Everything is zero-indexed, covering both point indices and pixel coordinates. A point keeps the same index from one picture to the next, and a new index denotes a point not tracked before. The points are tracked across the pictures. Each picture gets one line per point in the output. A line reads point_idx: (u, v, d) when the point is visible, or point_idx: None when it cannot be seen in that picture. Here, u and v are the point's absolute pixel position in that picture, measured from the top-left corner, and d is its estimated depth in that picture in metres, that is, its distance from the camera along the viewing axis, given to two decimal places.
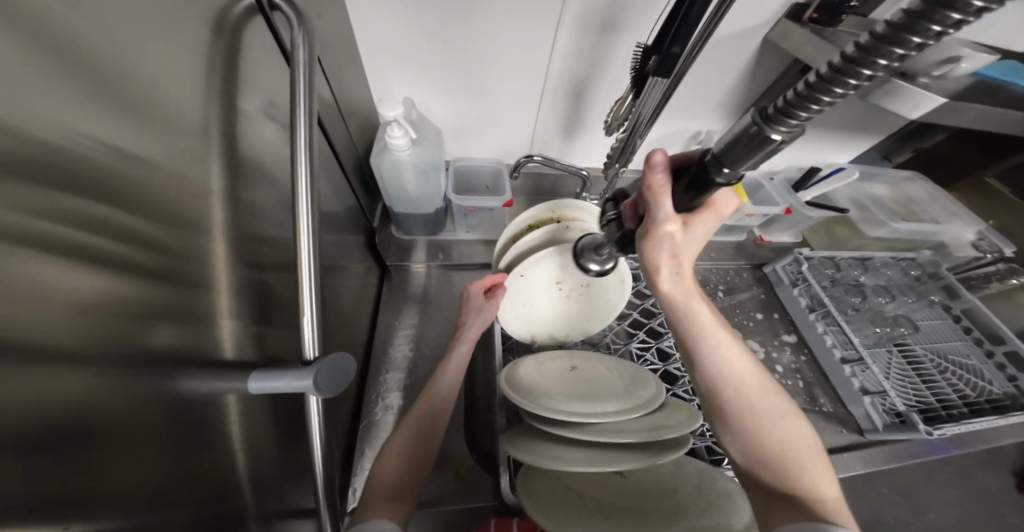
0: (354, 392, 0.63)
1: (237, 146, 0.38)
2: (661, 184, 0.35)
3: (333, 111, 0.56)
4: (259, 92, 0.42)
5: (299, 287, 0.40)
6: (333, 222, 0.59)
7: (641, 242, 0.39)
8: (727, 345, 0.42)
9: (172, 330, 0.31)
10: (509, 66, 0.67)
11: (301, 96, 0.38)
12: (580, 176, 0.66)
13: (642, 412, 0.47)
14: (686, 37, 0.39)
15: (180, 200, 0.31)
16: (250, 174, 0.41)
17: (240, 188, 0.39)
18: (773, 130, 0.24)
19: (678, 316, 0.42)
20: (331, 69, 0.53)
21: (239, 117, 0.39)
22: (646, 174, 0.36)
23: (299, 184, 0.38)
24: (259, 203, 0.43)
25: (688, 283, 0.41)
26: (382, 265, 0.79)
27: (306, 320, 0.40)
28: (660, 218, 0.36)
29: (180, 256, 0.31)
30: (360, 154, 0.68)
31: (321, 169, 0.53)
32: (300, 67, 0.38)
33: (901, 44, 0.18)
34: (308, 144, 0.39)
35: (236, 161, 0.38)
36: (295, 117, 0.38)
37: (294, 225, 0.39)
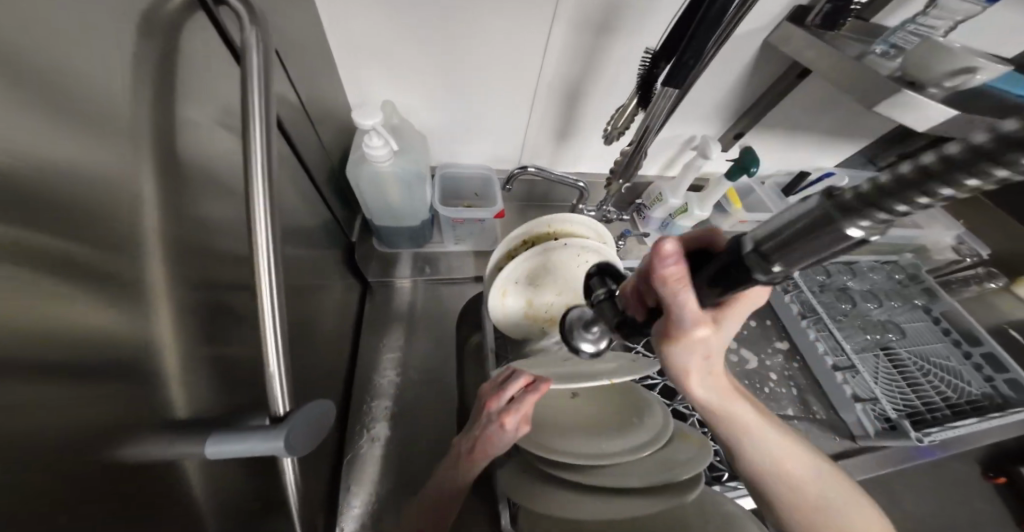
0: (336, 426, 0.57)
1: (186, 159, 0.32)
2: (679, 281, 0.25)
3: (301, 118, 0.49)
4: (210, 97, 0.35)
5: (261, 318, 0.33)
6: (306, 241, 0.53)
7: (668, 345, 0.31)
8: (770, 438, 0.39)
9: (110, 386, 0.25)
10: (498, 66, 0.61)
11: (257, 96, 0.32)
12: (577, 188, 0.61)
13: (654, 446, 0.44)
14: (704, 47, 0.35)
15: (113, 226, 0.25)
16: (203, 192, 0.34)
17: (192, 209, 0.33)
18: (851, 225, 0.15)
19: (713, 416, 0.39)
20: (297, 68, 0.46)
21: (184, 121, 0.32)
22: (655, 271, 0.25)
23: (257, 195, 0.32)
24: (217, 226, 0.36)
25: (722, 386, 0.36)
26: (363, 282, 0.73)
27: (270, 356, 0.34)
28: (685, 326, 0.27)
29: (116, 297, 0.25)
30: (335, 163, 0.62)
31: (288, 182, 0.47)
32: (254, 69, 0.32)
33: (984, 175, 0.11)
34: (267, 149, 0.33)
35: (184, 178, 0.32)
36: (251, 120, 0.32)
37: (251, 244, 0.33)
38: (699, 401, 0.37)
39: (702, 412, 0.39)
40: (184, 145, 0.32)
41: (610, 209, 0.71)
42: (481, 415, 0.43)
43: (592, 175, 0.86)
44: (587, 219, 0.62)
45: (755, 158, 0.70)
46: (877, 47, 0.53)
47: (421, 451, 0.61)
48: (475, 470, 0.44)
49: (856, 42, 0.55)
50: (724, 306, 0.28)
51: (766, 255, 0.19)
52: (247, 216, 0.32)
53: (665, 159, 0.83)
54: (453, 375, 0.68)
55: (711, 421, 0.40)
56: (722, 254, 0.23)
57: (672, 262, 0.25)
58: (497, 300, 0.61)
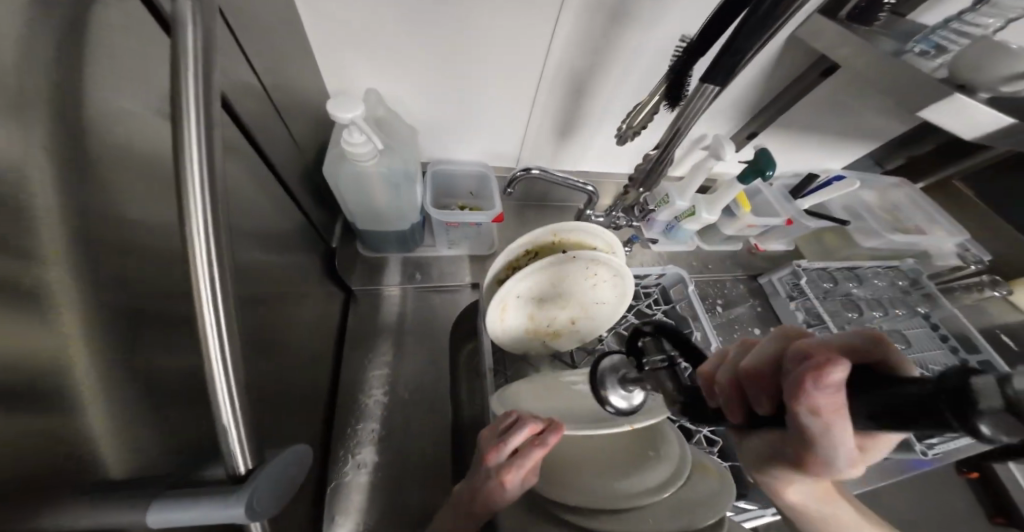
0: (316, 456, 0.52)
1: (105, 162, 0.25)
2: (835, 415, 0.19)
3: (265, 109, 0.42)
4: (141, 83, 0.28)
5: (206, 367, 0.25)
6: (276, 252, 0.46)
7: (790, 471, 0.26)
8: None
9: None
10: (498, 53, 0.55)
11: (193, 75, 0.24)
12: (586, 192, 0.56)
13: (675, 484, 0.40)
14: (760, 39, 0.30)
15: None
16: (131, 203, 0.27)
17: (116, 225, 0.26)
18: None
19: (801, 522, 0.32)
20: (260, 48, 0.39)
21: (99, 106, 0.24)
22: (807, 394, 0.20)
23: (196, 203, 0.24)
24: (155, 243, 0.29)
25: (822, 494, 0.31)
26: (346, 290, 0.66)
27: (224, 418, 0.26)
28: (838, 466, 0.22)
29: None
30: (309, 161, 0.54)
31: (250, 185, 0.40)
32: (190, 43, 0.25)
33: None
34: (207, 142, 0.25)
35: (101, 187, 0.24)
36: (183, 105, 0.24)
37: (188, 269, 0.24)
38: (794, 509, 0.32)
39: (789, 514, 0.33)
40: (99, 143, 0.24)
41: (619, 215, 0.65)
42: (480, 473, 0.38)
43: (595, 175, 0.80)
44: (596, 227, 0.56)
45: (770, 160, 0.64)
46: (916, 46, 0.49)
47: (411, 479, 0.55)
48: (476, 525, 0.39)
49: (889, 39, 0.50)
50: (879, 444, 0.22)
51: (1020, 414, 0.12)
52: (181, 232, 0.24)
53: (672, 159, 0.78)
54: (446, 393, 0.63)
55: (791, 519, 0.33)
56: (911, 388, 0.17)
57: (826, 388, 0.19)
58: (495, 316, 0.54)
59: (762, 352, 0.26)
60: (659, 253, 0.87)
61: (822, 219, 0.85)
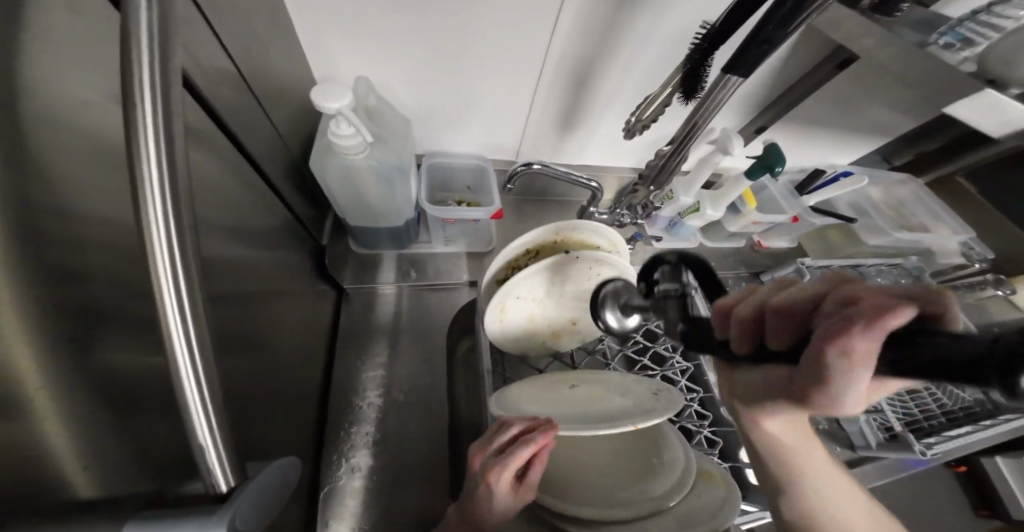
0: (308, 463, 0.50)
1: (51, 160, 0.22)
2: (866, 367, 0.15)
3: (240, 95, 0.38)
4: (89, 69, 0.25)
5: (178, 388, 0.23)
6: (259, 249, 0.43)
7: None
8: (844, 493, 0.33)
9: None
10: (496, 38, 0.51)
11: (145, 57, 0.21)
12: (588, 189, 0.54)
13: (681, 493, 0.39)
14: (796, 24, 0.27)
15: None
16: (84, 204, 0.24)
17: (67, 231, 0.23)
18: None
19: (772, 460, 0.33)
20: (231, 28, 0.35)
21: (42, 94, 0.21)
22: (850, 341, 0.15)
23: (154, 205, 0.21)
24: (116, 248, 0.27)
25: (797, 430, 0.31)
26: (338, 288, 0.64)
27: (201, 443, 0.23)
28: (844, 412, 0.18)
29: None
30: (297, 153, 0.51)
31: (225, 179, 0.36)
32: (141, 20, 0.21)
33: None
34: (165, 138, 0.22)
35: (42, 187, 0.21)
36: (134, 94, 0.21)
37: (151, 278, 0.21)
38: (767, 440, 0.32)
39: (764, 451, 0.33)
40: (42, 137, 0.21)
41: (623, 213, 0.63)
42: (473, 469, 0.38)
43: (598, 169, 0.77)
44: (599, 225, 0.54)
45: (781, 155, 0.62)
46: (941, 39, 0.45)
47: (407, 483, 0.54)
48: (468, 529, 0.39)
49: (914, 28, 0.46)
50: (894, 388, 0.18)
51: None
52: (140, 238, 0.21)
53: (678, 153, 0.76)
54: (443, 395, 0.61)
55: (764, 457, 0.33)
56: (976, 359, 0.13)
57: (873, 337, 0.15)
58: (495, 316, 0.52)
59: (800, 290, 0.20)
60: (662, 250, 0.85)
61: (827, 216, 0.83)
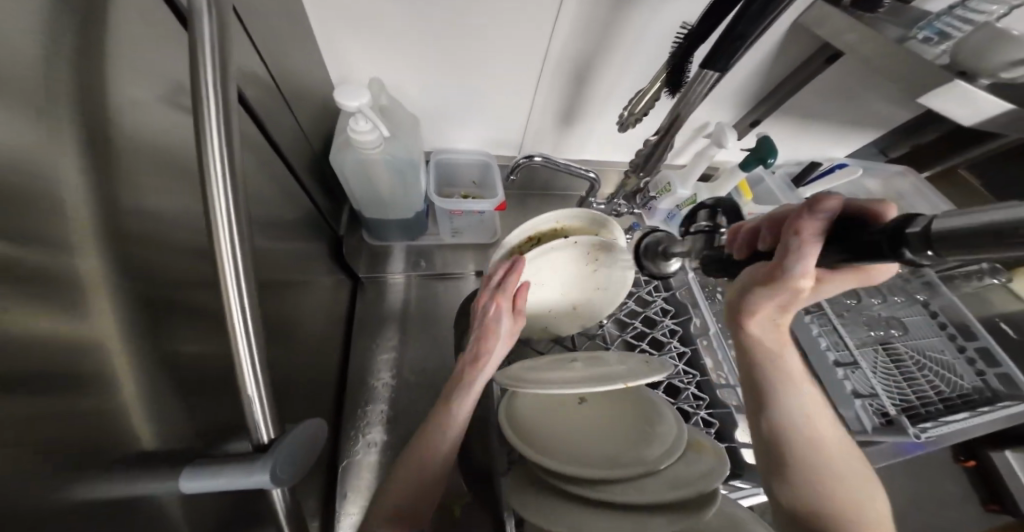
0: (327, 436, 0.54)
1: (129, 148, 0.26)
2: (812, 235, 0.26)
3: (272, 98, 0.43)
4: (155, 72, 0.29)
5: (230, 335, 0.28)
6: (283, 235, 0.47)
7: (757, 287, 0.33)
8: (813, 401, 0.39)
9: (62, 430, 0.21)
10: (499, 40, 0.55)
11: (210, 66, 0.26)
12: (587, 180, 0.57)
13: (672, 458, 0.42)
14: (762, 25, 0.30)
15: (25, 235, 0.19)
16: (154, 186, 0.29)
17: (141, 207, 0.27)
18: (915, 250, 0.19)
19: (755, 359, 0.40)
20: (264, 36, 0.39)
21: (127, 99, 0.26)
22: (798, 218, 0.26)
23: (218, 189, 0.26)
24: (177, 225, 0.31)
25: (779, 332, 0.38)
26: (352, 277, 0.68)
27: (244, 376, 0.29)
28: (796, 279, 0.28)
29: (37, 325, 0.20)
30: (316, 150, 0.56)
31: (258, 171, 0.40)
32: (205, 35, 0.26)
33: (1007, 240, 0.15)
34: (223, 131, 0.26)
35: (122, 170, 0.25)
36: (202, 97, 0.26)
37: (213, 247, 0.27)
38: (752, 338, 0.39)
39: (738, 345, 0.40)
40: (123, 129, 0.26)
41: (620, 203, 0.66)
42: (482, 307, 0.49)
43: (597, 164, 0.81)
44: (598, 214, 0.58)
45: (773, 147, 0.65)
46: (919, 33, 0.47)
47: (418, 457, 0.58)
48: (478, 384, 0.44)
49: (896, 24, 0.49)
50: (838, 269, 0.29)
51: (931, 240, 0.18)
52: (205, 212, 0.27)
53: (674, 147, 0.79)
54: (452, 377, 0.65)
55: (749, 357, 0.40)
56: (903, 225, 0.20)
57: (821, 216, 0.25)
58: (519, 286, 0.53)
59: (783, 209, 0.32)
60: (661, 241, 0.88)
61: None
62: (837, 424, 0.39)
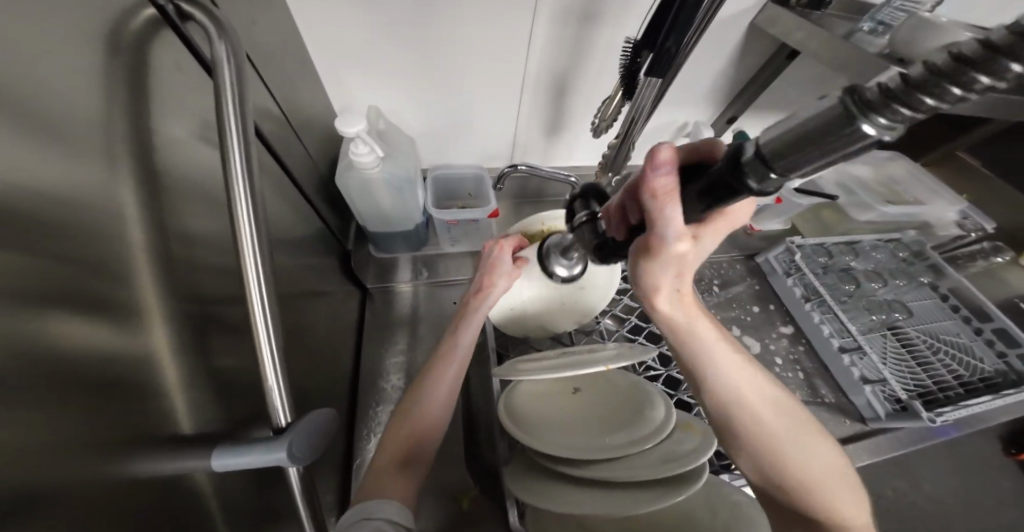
0: (342, 433, 0.58)
1: (169, 175, 0.32)
2: (668, 190, 0.25)
3: (283, 128, 0.49)
4: (187, 111, 0.35)
5: (252, 333, 0.33)
6: (298, 249, 0.53)
7: (643, 262, 0.30)
8: (734, 363, 0.39)
9: (115, 409, 0.25)
10: (479, 65, 0.61)
11: (231, 107, 0.32)
12: (568, 184, 0.62)
13: (661, 436, 0.44)
14: (685, 33, 0.34)
15: (93, 243, 0.25)
16: (190, 203, 0.34)
17: (179, 222, 0.33)
18: (868, 123, 0.14)
19: (678, 335, 0.38)
20: (273, 77, 0.46)
21: (168, 142, 0.32)
22: (648, 177, 0.25)
23: (241, 203, 0.32)
24: (209, 238, 0.37)
25: (688, 307, 0.36)
26: (362, 288, 0.74)
27: (266, 362, 0.34)
28: (669, 243, 0.27)
29: (100, 314, 0.25)
30: (324, 173, 0.63)
31: (274, 192, 0.47)
32: (228, 84, 0.32)
33: (946, 91, 0.12)
34: (242, 161, 0.32)
35: (164, 195, 0.31)
36: (226, 131, 0.32)
37: (240, 258, 0.33)
38: (665, 317, 0.36)
39: (667, 330, 0.39)
40: (164, 159, 0.31)
41: None
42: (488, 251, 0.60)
43: (585, 169, 0.85)
44: None
45: None
46: (864, 26, 0.52)
47: None
48: (484, 306, 0.55)
49: (844, 21, 0.53)
50: (706, 219, 0.27)
51: (766, 159, 0.18)
52: (230, 220, 0.32)
53: (659, 147, 0.83)
54: None
55: (670, 335, 0.39)
56: (742, 158, 0.20)
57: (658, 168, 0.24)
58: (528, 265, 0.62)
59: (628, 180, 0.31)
60: None
61: (813, 196, 0.86)
62: (779, 408, 0.38)
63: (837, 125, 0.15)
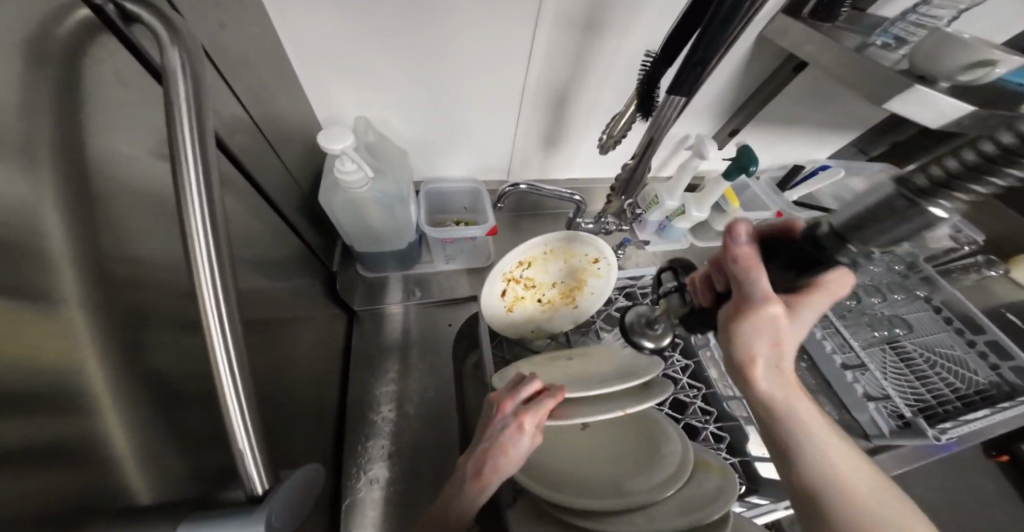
0: (329, 474, 0.53)
1: (111, 208, 0.26)
2: (751, 257, 0.32)
3: (258, 143, 0.44)
4: (136, 129, 0.29)
5: (218, 386, 0.28)
6: (277, 275, 0.48)
7: (734, 324, 0.34)
8: (838, 451, 0.35)
9: (52, 494, 0.21)
10: (475, 74, 0.57)
11: (188, 126, 0.27)
12: (573, 202, 0.58)
13: (680, 481, 0.41)
14: (717, 50, 0.31)
15: (10, 299, 0.19)
16: (139, 238, 0.29)
17: (129, 263, 0.27)
18: (932, 202, 0.23)
19: (773, 414, 0.37)
20: (246, 86, 0.41)
21: (115, 163, 0.27)
22: (729, 245, 0.33)
23: (200, 241, 0.27)
24: (167, 276, 0.31)
25: (787, 380, 0.36)
26: (349, 311, 0.68)
27: (236, 425, 0.29)
28: (757, 296, 0.32)
29: (30, 379, 0.20)
30: (306, 192, 0.57)
31: (248, 214, 0.42)
32: (181, 93, 0.26)
33: (967, 189, 0.21)
34: (202, 187, 0.27)
35: (110, 227, 0.26)
36: (181, 153, 0.26)
37: (198, 300, 0.27)
38: (759, 392, 0.37)
39: (757, 406, 0.38)
40: (104, 189, 0.26)
41: (609, 221, 0.64)
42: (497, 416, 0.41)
43: (584, 182, 0.82)
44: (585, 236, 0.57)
45: (753, 156, 0.65)
46: (877, 40, 0.50)
47: (422, 489, 0.56)
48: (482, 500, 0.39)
49: (854, 33, 0.51)
50: (794, 284, 0.33)
51: (844, 236, 0.28)
52: (187, 260, 0.27)
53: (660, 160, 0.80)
54: (452, 404, 0.64)
55: (759, 414, 0.38)
56: (820, 234, 0.30)
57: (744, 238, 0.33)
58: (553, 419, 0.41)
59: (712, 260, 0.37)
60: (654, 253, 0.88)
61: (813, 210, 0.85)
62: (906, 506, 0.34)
63: (894, 207, 0.24)
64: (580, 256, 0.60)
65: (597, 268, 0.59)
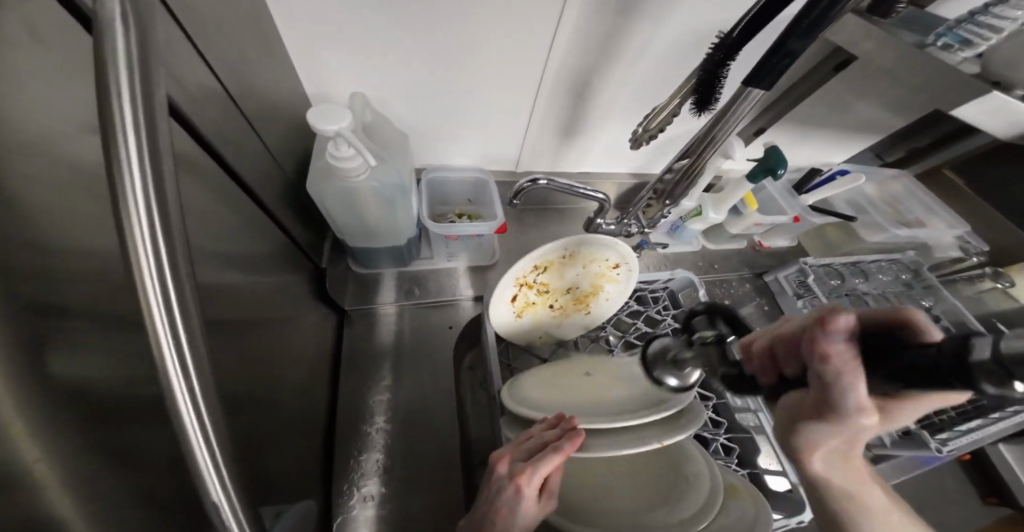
0: (318, 496, 0.48)
1: (19, 205, 0.19)
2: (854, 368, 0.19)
3: (232, 122, 0.37)
4: (59, 98, 0.22)
5: (178, 429, 0.20)
6: (257, 275, 0.41)
7: (800, 430, 0.24)
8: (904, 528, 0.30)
9: None
10: (494, 50, 0.50)
11: (124, 90, 0.18)
12: (597, 201, 0.53)
13: (710, 514, 0.37)
14: (819, 35, 0.28)
15: None
16: (63, 245, 0.21)
17: (44, 276, 0.20)
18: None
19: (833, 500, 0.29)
20: (216, 50, 0.34)
21: (17, 127, 0.19)
22: (822, 346, 0.20)
23: (146, 256, 0.19)
24: (100, 293, 0.23)
25: (850, 467, 0.28)
26: (338, 310, 0.62)
27: (213, 502, 0.21)
28: (850, 414, 0.20)
29: None
30: (291, 179, 0.50)
31: (219, 205, 0.35)
32: (114, 36, 0.19)
33: None
34: (153, 165, 0.19)
35: (9, 215, 0.18)
36: (114, 115, 0.18)
37: (144, 314, 0.19)
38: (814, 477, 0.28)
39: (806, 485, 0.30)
40: (6, 178, 0.19)
41: (631, 223, 0.59)
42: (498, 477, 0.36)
43: (597, 177, 0.77)
44: (611, 239, 0.52)
45: (782, 157, 0.60)
46: (939, 41, 0.45)
47: (418, 510, 0.52)
48: None
49: (910, 31, 0.46)
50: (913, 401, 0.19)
51: None
52: (131, 281, 0.19)
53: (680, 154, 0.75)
54: (449, 412, 0.60)
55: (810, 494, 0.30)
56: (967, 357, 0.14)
57: (843, 340, 0.19)
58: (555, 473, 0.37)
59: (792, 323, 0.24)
60: (664, 254, 0.85)
61: (828, 214, 0.82)
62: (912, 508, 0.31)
63: None
64: (600, 261, 0.55)
65: (616, 274, 0.55)
